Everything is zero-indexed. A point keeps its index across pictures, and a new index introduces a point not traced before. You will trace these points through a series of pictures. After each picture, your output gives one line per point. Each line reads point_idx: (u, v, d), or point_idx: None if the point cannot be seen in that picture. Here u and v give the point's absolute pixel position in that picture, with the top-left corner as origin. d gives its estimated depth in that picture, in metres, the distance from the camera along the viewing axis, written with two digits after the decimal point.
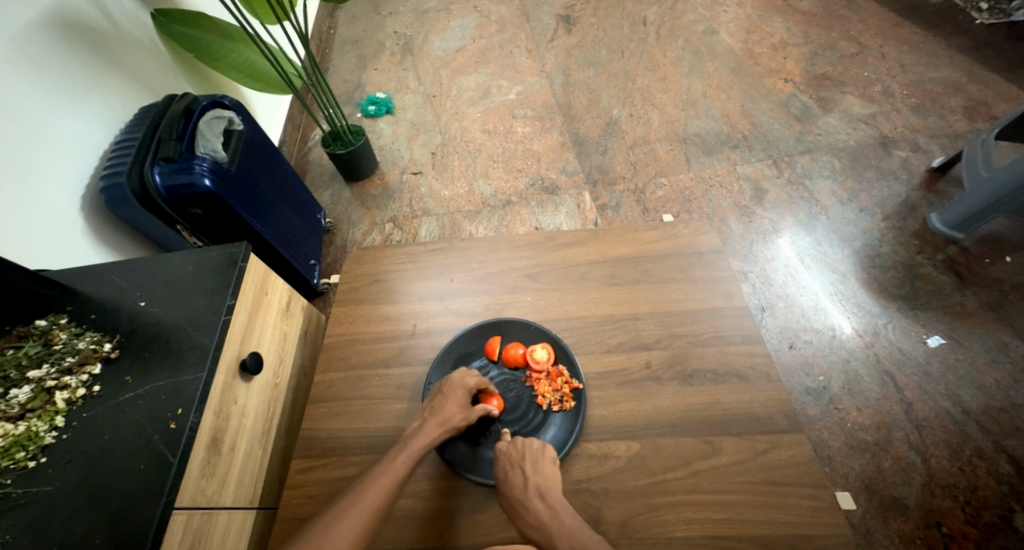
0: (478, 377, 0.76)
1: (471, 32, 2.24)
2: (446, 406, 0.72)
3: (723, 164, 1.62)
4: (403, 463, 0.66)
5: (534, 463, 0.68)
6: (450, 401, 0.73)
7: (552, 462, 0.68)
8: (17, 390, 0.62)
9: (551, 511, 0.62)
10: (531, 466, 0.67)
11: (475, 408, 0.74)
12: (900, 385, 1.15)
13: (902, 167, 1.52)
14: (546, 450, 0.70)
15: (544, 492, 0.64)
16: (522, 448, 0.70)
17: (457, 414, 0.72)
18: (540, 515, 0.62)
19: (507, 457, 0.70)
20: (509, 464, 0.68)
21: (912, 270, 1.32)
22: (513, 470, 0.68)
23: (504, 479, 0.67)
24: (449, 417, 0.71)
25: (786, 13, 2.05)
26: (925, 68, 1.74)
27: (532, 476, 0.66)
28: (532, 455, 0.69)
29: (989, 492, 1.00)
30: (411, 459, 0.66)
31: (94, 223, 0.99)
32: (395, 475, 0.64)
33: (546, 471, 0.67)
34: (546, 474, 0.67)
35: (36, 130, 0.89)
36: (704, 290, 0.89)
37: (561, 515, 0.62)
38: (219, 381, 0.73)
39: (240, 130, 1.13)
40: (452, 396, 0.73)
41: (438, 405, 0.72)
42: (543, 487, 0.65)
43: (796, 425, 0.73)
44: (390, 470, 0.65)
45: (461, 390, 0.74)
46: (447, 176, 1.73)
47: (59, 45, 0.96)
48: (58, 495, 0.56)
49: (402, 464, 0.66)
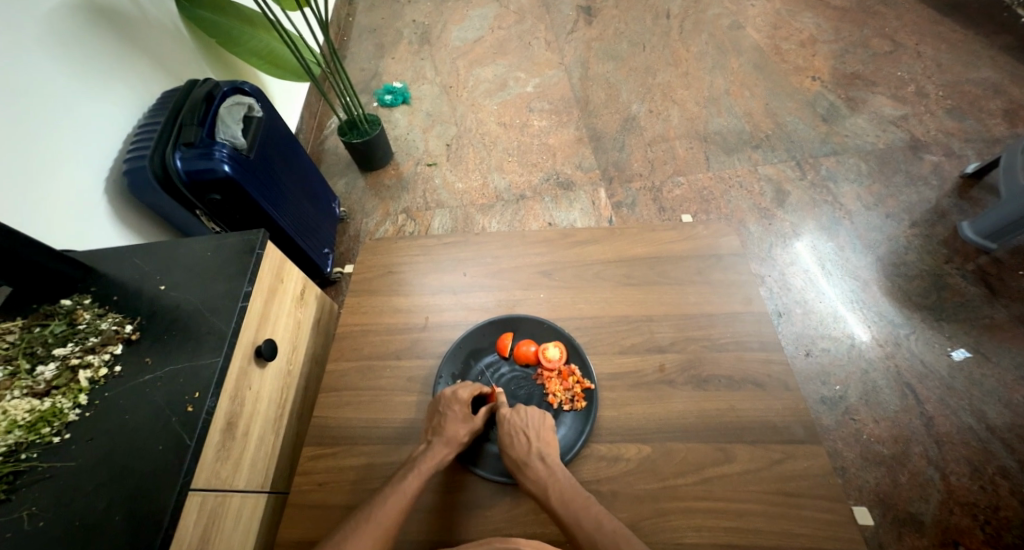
0: (473, 392, 0.74)
1: (490, 22, 2.21)
2: (446, 421, 0.71)
3: (744, 163, 1.58)
4: (413, 482, 0.66)
5: (536, 430, 0.71)
6: (455, 418, 0.72)
7: (552, 429, 0.71)
8: (43, 367, 0.64)
9: (550, 471, 0.66)
10: (534, 433, 0.70)
11: (476, 418, 0.74)
12: (921, 398, 1.12)
13: (933, 172, 1.46)
14: (547, 418, 0.72)
15: (546, 456, 0.67)
16: (525, 417, 0.73)
17: (461, 431, 0.71)
18: (540, 473, 0.65)
19: (511, 423, 0.72)
20: (513, 429, 0.71)
21: (938, 279, 1.27)
22: (518, 437, 0.70)
23: (507, 442, 0.70)
24: (453, 435, 0.70)
25: (816, 9, 1.98)
26: (963, 69, 1.67)
27: (535, 442, 0.69)
28: (536, 424, 0.71)
29: (1010, 511, 0.97)
30: (419, 480, 0.66)
31: (116, 206, 1.00)
32: (405, 495, 0.64)
33: (547, 437, 0.70)
34: (547, 440, 0.69)
35: (61, 111, 0.90)
36: (721, 294, 0.87)
37: (557, 474, 0.66)
38: (234, 365, 0.74)
39: (259, 117, 1.14)
40: (450, 413, 0.72)
41: (438, 425, 0.71)
42: (545, 451, 0.68)
43: (813, 436, 0.71)
44: (397, 493, 0.64)
45: (457, 405, 0.73)
46: (462, 168, 1.72)
47: (86, 27, 0.97)
48: (79, 471, 0.57)
49: (412, 484, 0.65)
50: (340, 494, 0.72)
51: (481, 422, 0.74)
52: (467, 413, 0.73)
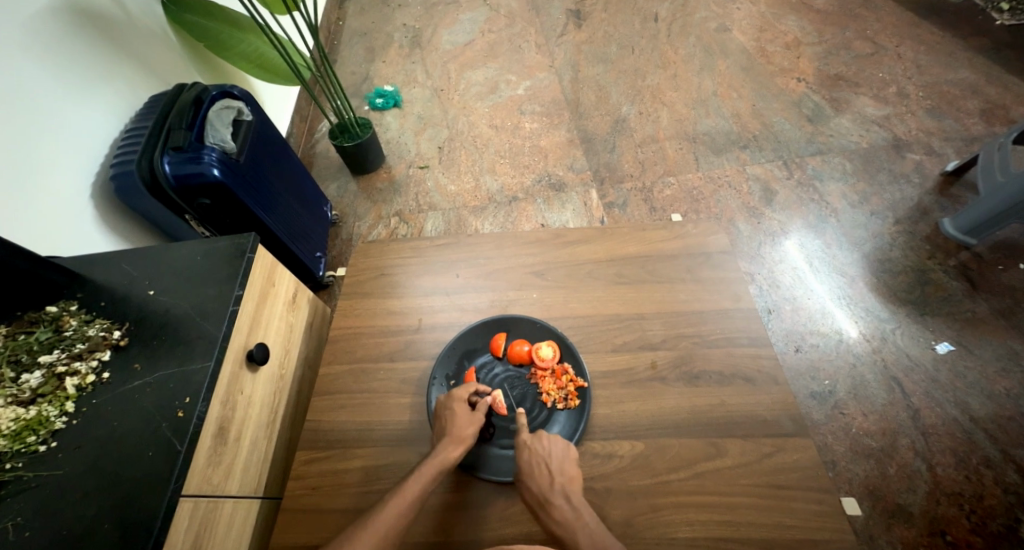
0: (471, 390, 0.76)
1: (480, 26, 2.22)
2: (458, 423, 0.71)
3: (733, 164, 1.61)
4: (417, 485, 0.65)
5: (560, 464, 0.67)
6: (463, 420, 0.72)
7: (574, 463, 0.69)
8: (28, 375, 0.63)
9: (576, 513, 0.63)
10: (557, 466, 0.67)
11: (478, 409, 0.74)
12: (908, 391, 1.14)
13: (915, 170, 1.50)
14: (569, 451, 0.70)
15: (569, 493, 0.64)
16: (547, 447, 0.69)
17: (467, 427, 0.71)
18: (566, 514, 0.62)
19: (535, 453, 0.69)
20: (535, 460, 0.68)
21: (922, 275, 1.30)
22: (539, 469, 0.67)
23: (528, 473, 0.67)
24: (459, 433, 0.70)
25: (800, 12, 2.02)
26: (941, 70, 1.71)
27: (558, 476, 0.66)
28: (559, 456, 0.68)
29: (994, 500, 0.99)
30: (425, 480, 0.65)
31: (103, 211, 0.99)
32: (408, 497, 0.63)
33: (570, 472, 0.67)
34: (570, 476, 0.66)
35: (47, 117, 0.89)
36: (711, 291, 0.88)
37: (585, 517, 0.62)
38: (225, 370, 0.73)
39: (249, 121, 1.13)
40: (460, 416, 0.72)
41: (446, 425, 0.72)
42: (568, 489, 0.65)
43: (802, 429, 0.72)
44: (398, 499, 0.63)
45: (456, 404, 0.74)
46: (454, 171, 1.73)
47: (72, 32, 0.96)
48: (67, 478, 0.56)
49: (416, 489, 0.64)
50: (337, 498, 0.72)
51: (483, 415, 0.74)
52: (470, 410, 0.74)
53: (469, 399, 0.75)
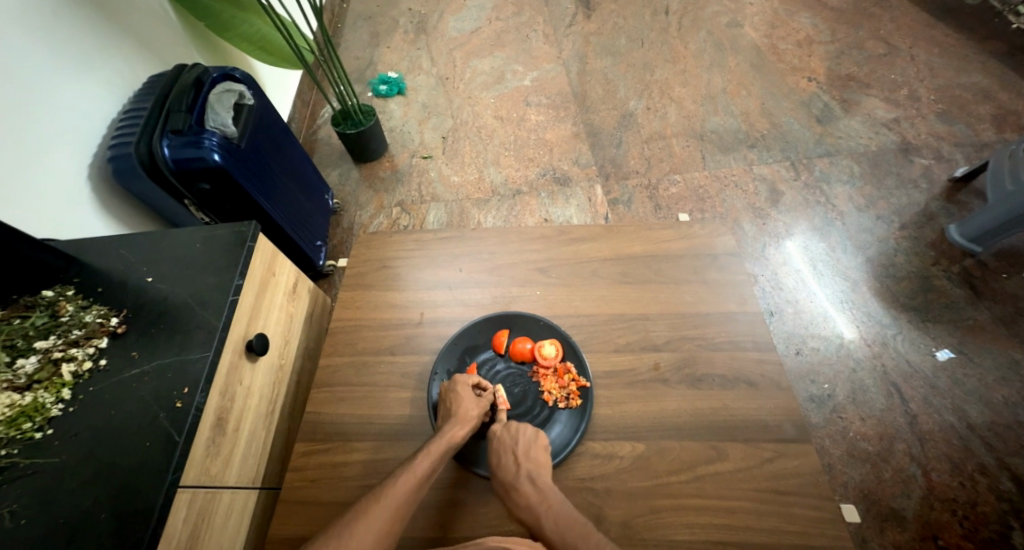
0: (475, 379, 0.77)
1: (488, 13, 2.18)
2: (463, 403, 0.72)
3: (740, 163, 1.59)
4: (423, 464, 0.64)
5: (526, 450, 0.69)
6: (470, 400, 0.73)
7: (543, 449, 0.69)
8: (24, 360, 0.61)
9: (541, 495, 0.63)
10: (523, 452, 0.68)
11: (483, 397, 0.75)
12: (906, 397, 1.14)
13: (923, 175, 1.49)
14: (539, 437, 0.71)
15: (535, 477, 0.65)
16: (514, 434, 0.71)
17: (473, 408, 0.72)
18: (530, 498, 0.62)
19: (501, 442, 0.70)
20: (502, 448, 0.69)
21: (925, 281, 1.30)
22: (506, 455, 0.68)
23: (496, 463, 0.68)
24: (465, 413, 0.71)
25: (813, 9, 1.99)
26: (954, 74, 1.69)
27: (524, 462, 0.67)
28: (526, 442, 0.70)
29: (988, 507, 1.00)
30: (430, 461, 0.65)
31: (101, 194, 0.98)
32: (417, 475, 0.63)
33: (538, 458, 0.68)
34: (537, 461, 0.67)
35: (44, 95, 0.87)
36: (717, 294, 0.87)
37: (550, 499, 0.63)
38: (224, 359, 0.72)
39: (250, 105, 1.11)
40: (464, 396, 0.73)
41: (452, 407, 0.72)
42: (534, 473, 0.65)
43: (804, 435, 0.72)
44: (407, 475, 0.63)
45: (460, 387, 0.74)
46: (457, 162, 1.71)
47: (69, 8, 0.93)
48: (65, 466, 0.55)
49: (424, 468, 0.64)
50: (334, 491, 0.71)
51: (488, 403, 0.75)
52: (475, 396, 0.74)
53: (472, 387, 0.76)
